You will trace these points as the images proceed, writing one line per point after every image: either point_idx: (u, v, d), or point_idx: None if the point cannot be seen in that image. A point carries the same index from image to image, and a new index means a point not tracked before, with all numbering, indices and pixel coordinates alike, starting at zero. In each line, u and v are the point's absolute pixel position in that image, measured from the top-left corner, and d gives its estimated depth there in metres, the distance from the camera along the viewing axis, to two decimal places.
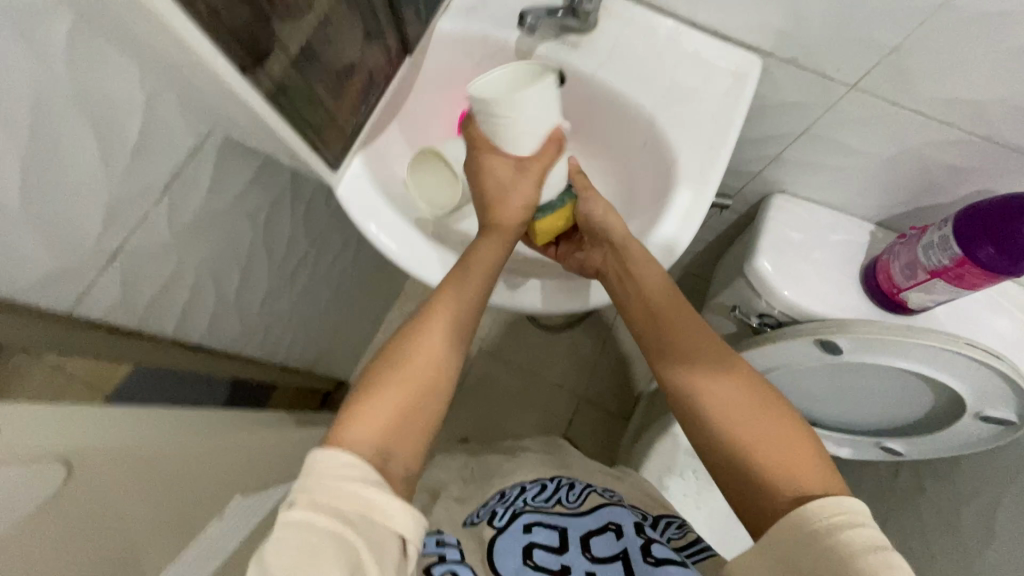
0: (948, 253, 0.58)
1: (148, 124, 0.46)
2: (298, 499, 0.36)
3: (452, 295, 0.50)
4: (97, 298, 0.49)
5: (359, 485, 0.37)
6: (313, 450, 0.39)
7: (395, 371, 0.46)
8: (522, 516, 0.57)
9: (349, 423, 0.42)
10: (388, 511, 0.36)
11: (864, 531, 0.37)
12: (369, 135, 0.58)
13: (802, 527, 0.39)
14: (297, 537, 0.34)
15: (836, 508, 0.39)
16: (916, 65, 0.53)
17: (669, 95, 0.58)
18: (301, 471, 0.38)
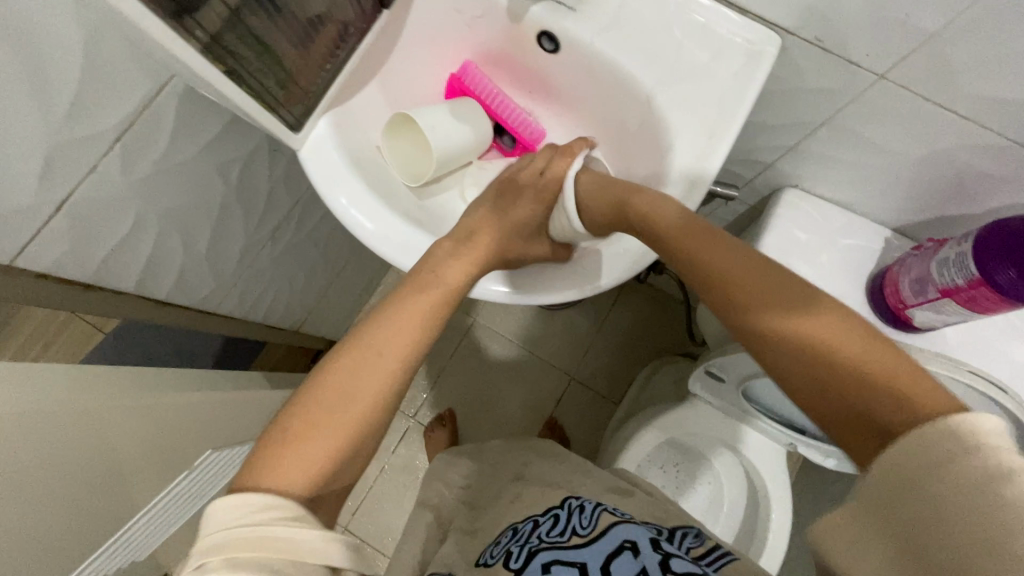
0: (963, 272, 0.52)
1: (90, 68, 0.43)
2: (209, 557, 0.32)
3: (399, 316, 0.48)
4: (42, 249, 0.48)
5: (277, 524, 0.34)
6: (216, 499, 0.35)
7: (334, 397, 0.42)
8: (538, 555, 0.52)
9: (272, 465, 0.38)
10: (316, 545, 0.34)
11: (1001, 451, 0.27)
12: (340, 94, 0.54)
13: (896, 464, 0.30)
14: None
15: (956, 427, 0.28)
16: (951, 56, 0.46)
17: (673, 71, 0.53)
18: (201, 531, 0.34)
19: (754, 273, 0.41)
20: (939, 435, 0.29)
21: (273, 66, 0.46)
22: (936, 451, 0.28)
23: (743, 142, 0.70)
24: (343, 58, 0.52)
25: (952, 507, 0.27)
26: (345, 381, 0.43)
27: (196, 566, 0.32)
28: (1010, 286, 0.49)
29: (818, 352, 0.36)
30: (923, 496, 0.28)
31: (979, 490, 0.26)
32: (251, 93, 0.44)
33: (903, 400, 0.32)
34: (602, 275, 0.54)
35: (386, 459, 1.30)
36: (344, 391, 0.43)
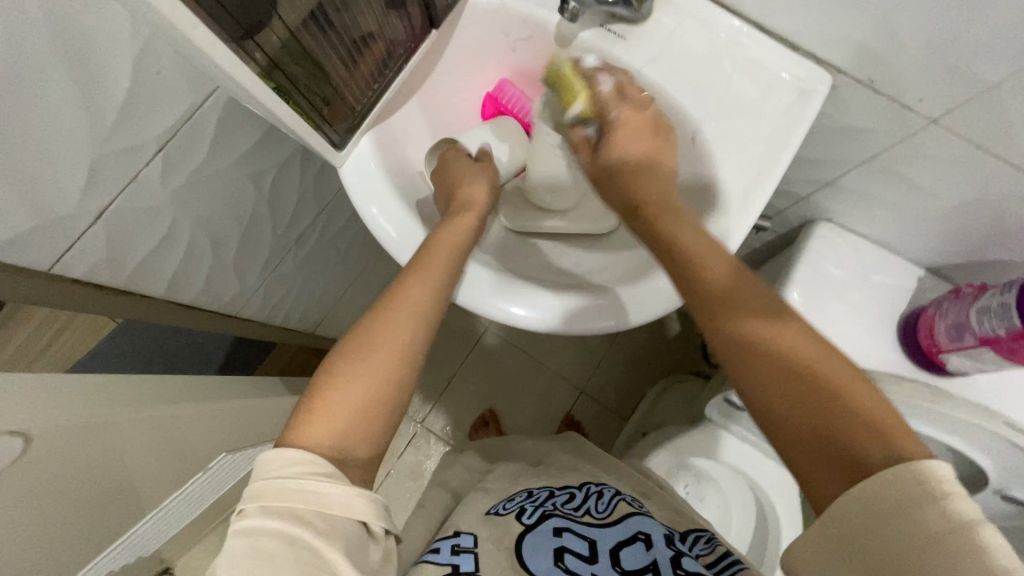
0: (1006, 323, 0.52)
1: (140, 81, 0.43)
2: (249, 506, 0.37)
3: (416, 279, 0.48)
4: (78, 256, 0.47)
5: (313, 480, 0.38)
6: (262, 454, 0.39)
7: (354, 359, 0.44)
8: (551, 518, 0.55)
9: (307, 421, 0.41)
10: (347, 502, 0.38)
11: (952, 504, 0.31)
12: (382, 112, 0.53)
13: (866, 508, 0.32)
14: (252, 543, 0.35)
15: (917, 476, 0.32)
16: (1012, 108, 0.45)
17: (721, 105, 0.52)
18: (251, 478, 0.38)
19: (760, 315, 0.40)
20: (904, 484, 0.32)
21: (322, 84, 0.46)
22: (899, 493, 0.32)
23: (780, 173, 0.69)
24: (389, 79, 0.51)
25: (918, 553, 0.30)
26: (362, 346, 0.45)
27: (241, 511, 0.37)
28: None
29: (806, 395, 0.36)
30: (888, 533, 0.32)
31: (937, 534, 0.30)
32: (300, 112, 0.44)
33: (883, 440, 0.34)
34: (621, 317, 0.51)
35: (392, 463, 1.30)
36: (361, 358, 0.44)
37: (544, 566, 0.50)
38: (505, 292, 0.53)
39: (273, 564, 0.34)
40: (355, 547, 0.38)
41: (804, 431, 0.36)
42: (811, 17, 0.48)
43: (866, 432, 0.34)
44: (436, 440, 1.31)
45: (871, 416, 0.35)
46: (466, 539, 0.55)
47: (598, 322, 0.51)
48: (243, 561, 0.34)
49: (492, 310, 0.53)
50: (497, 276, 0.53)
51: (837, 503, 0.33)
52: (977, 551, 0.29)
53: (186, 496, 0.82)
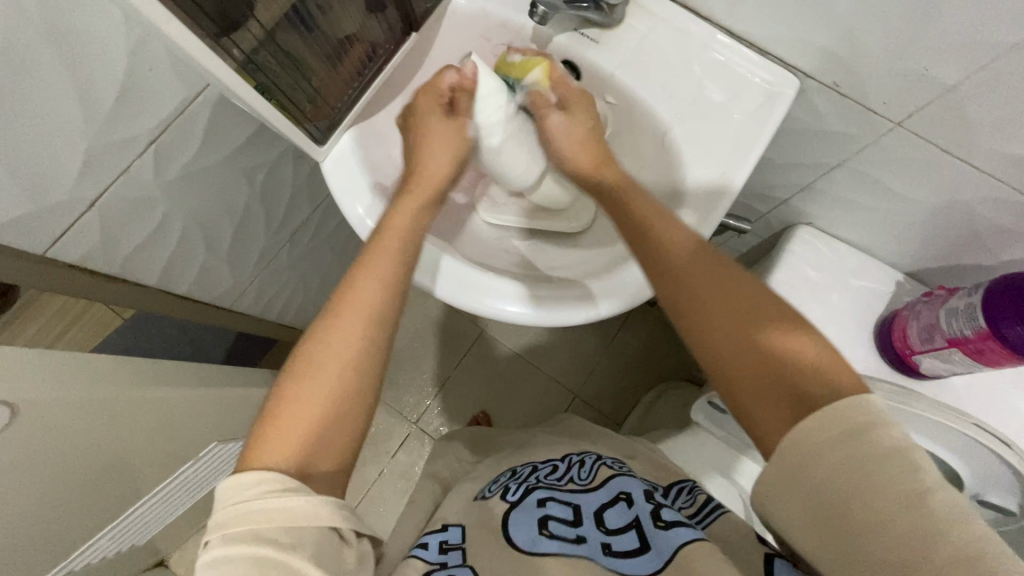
0: (971, 324, 0.53)
1: (132, 77, 0.45)
2: (212, 535, 0.34)
3: (362, 273, 0.45)
4: (73, 242, 0.50)
5: (273, 496, 0.35)
6: (221, 482, 0.37)
7: (306, 369, 0.41)
8: (535, 491, 0.54)
9: (262, 439, 0.39)
10: (310, 511, 0.35)
11: (891, 431, 0.33)
12: (364, 111, 0.56)
13: (810, 444, 0.34)
14: (212, 574, 0.32)
15: (855, 410, 0.34)
16: (971, 110, 0.46)
17: (690, 107, 0.54)
18: (212, 510, 0.36)
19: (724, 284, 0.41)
20: (839, 422, 0.34)
21: (302, 83, 0.48)
22: (846, 424, 0.33)
23: (759, 177, 0.70)
24: (368, 79, 0.54)
25: (859, 483, 0.32)
26: (314, 355, 0.42)
27: (206, 543, 0.34)
28: (1018, 342, 0.50)
29: (758, 353, 0.38)
30: (833, 470, 0.33)
31: (878, 461, 0.32)
32: (279, 107, 0.46)
33: (836, 381, 0.36)
34: (595, 304, 0.53)
35: (385, 463, 1.31)
36: (315, 368, 0.41)
37: (528, 538, 0.48)
38: (484, 286, 0.55)
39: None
40: (331, 554, 0.35)
41: (758, 374, 0.38)
42: (776, 23, 0.50)
43: (816, 377, 0.36)
44: (429, 441, 1.32)
45: (828, 361, 0.37)
46: (454, 534, 0.53)
47: (579, 308, 0.53)
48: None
49: (478, 304, 0.55)
50: (473, 272, 0.55)
51: (789, 437, 0.35)
52: (915, 472, 0.31)
53: (179, 486, 0.84)
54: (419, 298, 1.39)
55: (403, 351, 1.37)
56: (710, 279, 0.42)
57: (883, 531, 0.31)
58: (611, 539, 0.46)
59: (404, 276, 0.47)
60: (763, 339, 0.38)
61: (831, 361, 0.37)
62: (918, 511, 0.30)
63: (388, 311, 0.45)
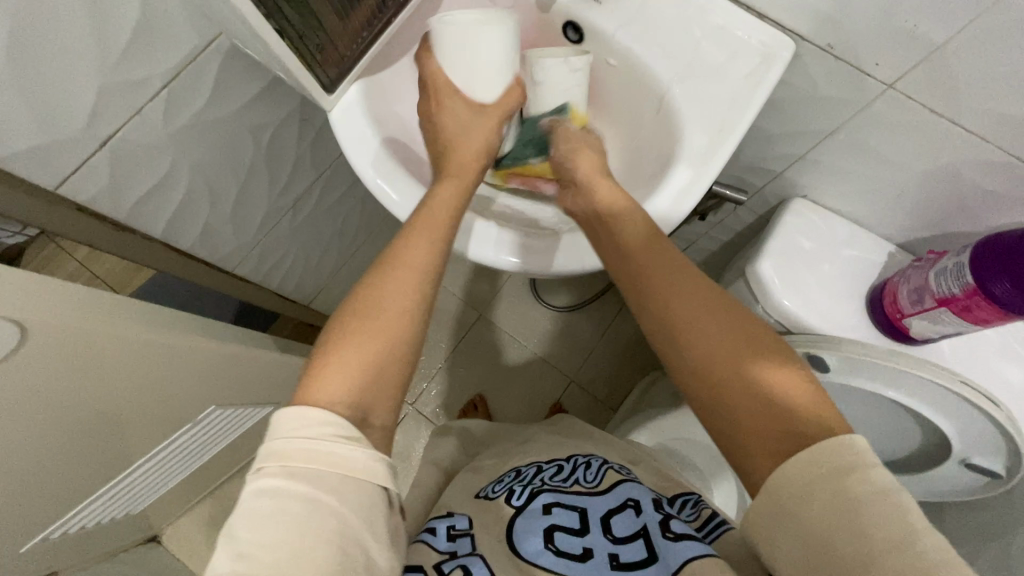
0: (960, 282, 0.54)
1: (145, 18, 0.47)
2: (267, 463, 0.35)
3: (418, 232, 0.47)
4: (84, 179, 0.52)
5: (335, 441, 0.35)
6: (277, 411, 0.37)
7: (350, 325, 0.42)
8: (541, 495, 0.52)
9: (319, 379, 0.39)
10: (368, 466, 0.36)
11: (874, 472, 0.33)
12: (370, 66, 0.58)
13: (797, 480, 0.35)
14: (273, 506, 0.33)
15: (836, 448, 0.34)
16: (959, 69, 0.48)
17: (688, 68, 0.55)
18: (269, 439, 0.36)
19: (710, 312, 0.42)
20: (819, 458, 0.34)
21: (316, 27, 0.50)
22: (836, 461, 0.34)
23: (755, 148, 0.72)
24: (378, 30, 0.55)
25: (843, 523, 0.32)
26: (358, 314, 0.42)
27: (258, 468, 0.35)
28: (1006, 299, 0.51)
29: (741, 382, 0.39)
30: (824, 505, 0.33)
31: (863, 503, 0.32)
32: (292, 47, 0.48)
33: (820, 418, 0.37)
34: (583, 258, 0.56)
35: None
36: (362, 325, 0.41)
37: (534, 551, 0.47)
38: (493, 236, 0.57)
39: (293, 530, 0.32)
40: (380, 514, 0.35)
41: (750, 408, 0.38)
42: None
43: (796, 409, 0.37)
44: (425, 422, 1.32)
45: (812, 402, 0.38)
46: (461, 520, 0.52)
47: (560, 259, 0.56)
48: (265, 526, 0.32)
49: (486, 255, 0.56)
50: (486, 225, 0.57)
51: (780, 476, 0.35)
52: (900, 514, 0.31)
53: (174, 449, 0.84)
54: None
55: None
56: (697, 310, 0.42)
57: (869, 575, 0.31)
58: (618, 550, 0.46)
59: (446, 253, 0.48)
60: (750, 373, 0.39)
61: (813, 397, 0.38)
62: (899, 554, 0.30)
63: (434, 274, 0.46)
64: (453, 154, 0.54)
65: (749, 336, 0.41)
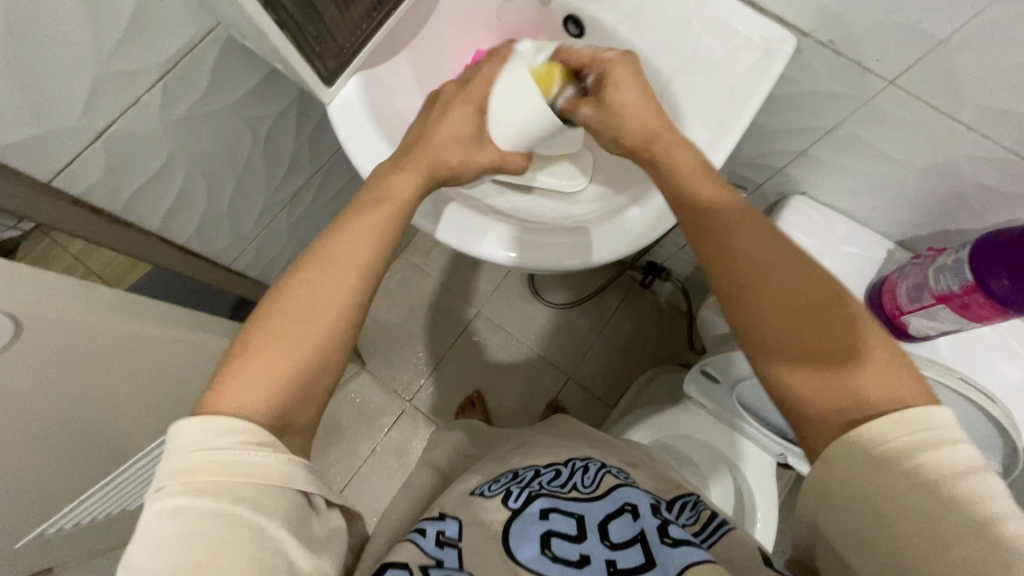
0: (959, 278, 0.54)
1: (140, 8, 0.46)
2: (170, 481, 0.33)
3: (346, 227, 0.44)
4: (79, 172, 0.51)
5: (242, 450, 0.34)
6: (177, 422, 0.35)
7: (265, 332, 0.39)
8: (537, 499, 0.52)
9: (229, 390, 0.36)
10: (280, 470, 0.34)
11: (951, 451, 0.32)
12: (369, 60, 0.57)
13: (869, 456, 0.34)
14: (176, 526, 0.31)
15: (911, 423, 0.34)
16: (962, 65, 0.48)
17: (689, 62, 0.55)
18: (165, 455, 0.34)
19: (790, 270, 0.40)
20: (892, 434, 0.34)
21: (315, 18, 0.49)
22: (908, 441, 0.33)
23: (756, 143, 0.71)
24: (378, 21, 0.54)
25: (927, 504, 0.32)
26: (274, 319, 0.39)
27: (160, 488, 0.33)
28: (1004, 295, 0.51)
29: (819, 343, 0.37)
30: (895, 484, 0.33)
31: (939, 485, 0.32)
32: (289, 38, 0.47)
33: (896, 388, 0.35)
34: (570, 257, 0.55)
35: (378, 440, 1.31)
36: (278, 333, 0.39)
37: (531, 554, 0.46)
38: (472, 225, 0.56)
39: (203, 547, 0.31)
40: (296, 517, 0.35)
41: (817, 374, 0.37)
42: None
43: (872, 376, 0.36)
44: (422, 419, 1.32)
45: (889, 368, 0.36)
46: (451, 525, 0.52)
47: (539, 254, 0.55)
48: (173, 546, 0.31)
49: (463, 244, 0.56)
50: (463, 209, 0.57)
51: (847, 448, 0.35)
52: (979, 497, 0.31)
53: (170, 446, 0.84)
54: (416, 276, 1.40)
55: (398, 329, 1.38)
56: (777, 269, 0.40)
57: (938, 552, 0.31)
58: (615, 556, 0.45)
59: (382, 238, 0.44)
60: (823, 333, 0.37)
61: (892, 365, 0.36)
62: (980, 538, 0.30)
63: (371, 267, 0.43)
64: (424, 145, 0.51)
65: (824, 296, 0.39)
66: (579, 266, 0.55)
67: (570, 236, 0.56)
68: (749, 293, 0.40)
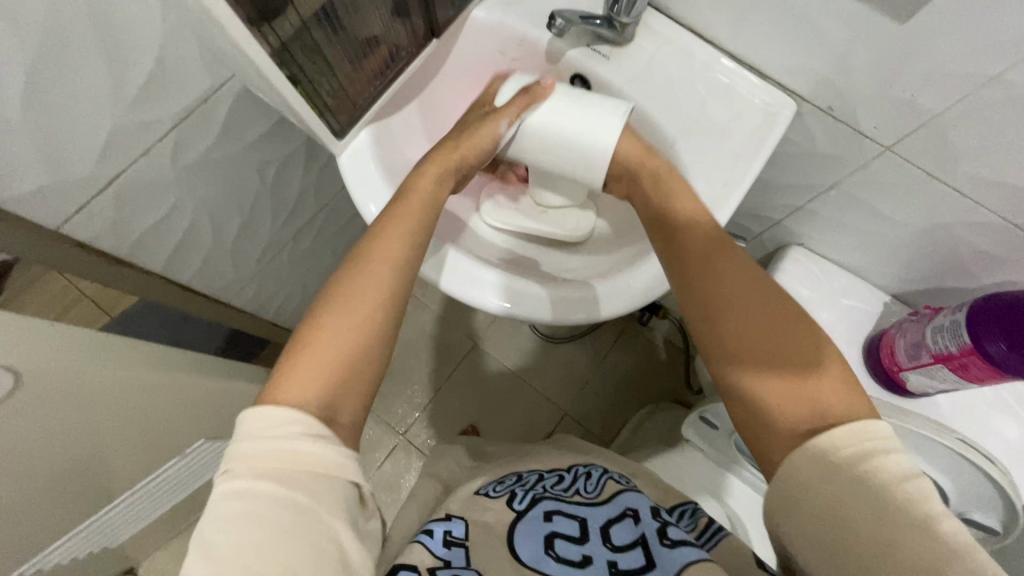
0: (956, 340, 0.55)
1: (159, 66, 0.47)
2: (236, 464, 0.34)
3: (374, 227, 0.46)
4: (86, 218, 0.51)
5: (303, 440, 0.35)
6: (243, 413, 0.36)
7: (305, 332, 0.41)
8: (542, 502, 0.51)
9: (285, 386, 0.38)
10: (338, 462, 0.36)
11: (896, 459, 0.35)
12: (379, 114, 0.59)
13: (813, 467, 0.36)
14: (242, 509, 0.32)
15: (864, 434, 0.36)
16: (957, 138, 0.49)
17: (694, 124, 0.56)
18: (233, 438, 0.35)
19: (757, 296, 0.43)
20: (848, 443, 0.36)
21: (329, 77, 0.51)
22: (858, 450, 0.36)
23: (755, 197, 0.73)
24: (389, 78, 0.57)
25: (864, 514, 0.34)
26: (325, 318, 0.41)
27: (227, 471, 0.34)
28: (1000, 359, 0.52)
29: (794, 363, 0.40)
30: (855, 489, 0.35)
31: (888, 489, 0.34)
32: (305, 97, 0.49)
33: (851, 403, 0.38)
34: (598, 308, 0.55)
35: (370, 474, 1.28)
36: (326, 333, 0.40)
37: (533, 556, 0.45)
38: (474, 272, 0.56)
39: (266, 532, 0.32)
40: (351, 510, 0.36)
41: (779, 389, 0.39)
42: (774, 48, 0.53)
43: (851, 390, 0.39)
44: (416, 453, 1.30)
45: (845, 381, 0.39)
46: (458, 525, 0.50)
47: (570, 308, 0.55)
48: (238, 529, 0.32)
49: (464, 292, 0.56)
50: (451, 252, 0.57)
51: (799, 458, 0.37)
52: (921, 501, 0.33)
53: (157, 485, 0.83)
54: (414, 308, 1.40)
55: (395, 361, 1.37)
56: (749, 301, 0.43)
57: (886, 556, 0.33)
58: (617, 557, 0.44)
59: (416, 252, 0.46)
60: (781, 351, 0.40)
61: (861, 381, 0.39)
62: (919, 537, 0.32)
63: (404, 281, 0.45)
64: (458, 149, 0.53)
65: (790, 316, 0.42)
66: (607, 317, 0.56)
67: (595, 288, 0.56)
68: (721, 309, 0.43)
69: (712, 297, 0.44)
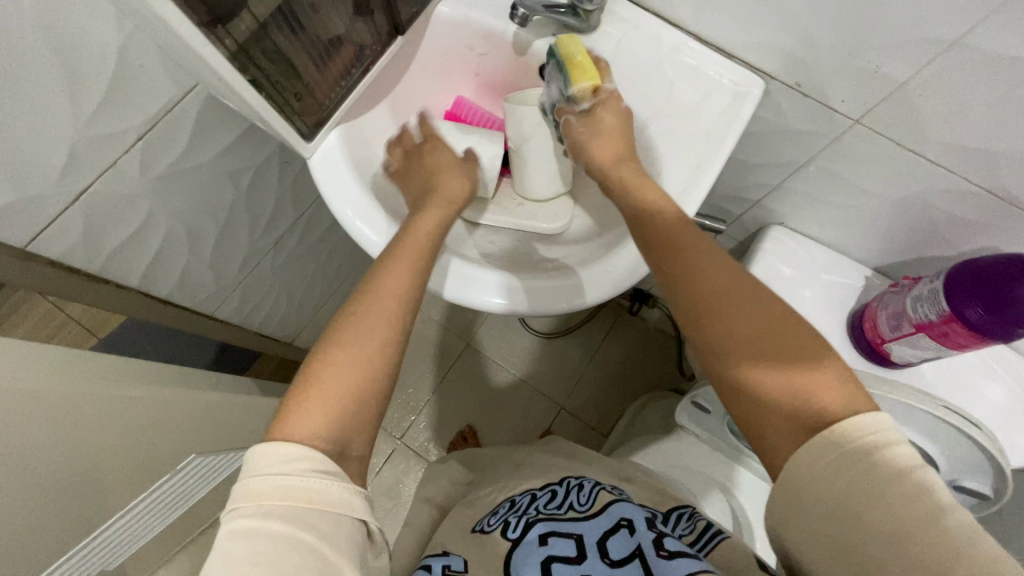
0: (936, 308, 0.55)
1: (119, 76, 0.47)
2: (243, 502, 0.34)
3: (382, 265, 0.47)
4: (56, 234, 0.51)
5: (313, 476, 0.35)
6: (253, 447, 0.36)
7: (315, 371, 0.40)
8: (535, 526, 0.51)
9: (289, 419, 0.38)
10: (346, 500, 0.35)
11: (895, 450, 0.34)
12: (348, 115, 0.58)
13: (812, 466, 0.35)
14: (249, 547, 0.32)
15: (859, 429, 0.35)
16: (924, 104, 0.50)
17: (663, 107, 0.57)
18: (240, 476, 0.35)
19: (737, 293, 0.42)
20: (847, 438, 0.35)
21: (293, 79, 0.51)
22: (854, 446, 0.35)
23: (733, 178, 0.73)
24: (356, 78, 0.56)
25: (871, 512, 0.33)
26: (339, 344, 0.41)
27: (233, 509, 0.34)
28: (980, 324, 0.53)
29: (772, 359, 0.39)
30: (859, 487, 0.34)
31: (889, 482, 0.33)
32: (271, 102, 0.48)
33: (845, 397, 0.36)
34: (581, 294, 0.55)
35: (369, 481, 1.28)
36: (335, 369, 0.40)
37: None
38: (478, 279, 0.56)
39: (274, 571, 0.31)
40: (360, 552, 0.35)
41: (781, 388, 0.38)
42: (738, 27, 0.53)
43: (828, 389, 0.37)
44: (414, 457, 1.29)
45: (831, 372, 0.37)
46: (456, 560, 0.51)
47: (553, 299, 0.55)
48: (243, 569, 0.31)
49: (472, 299, 0.56)
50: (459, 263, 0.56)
51: (800, 461, 0.36)
52: (924, 490, 0.33)
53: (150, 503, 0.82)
54: None
55: None
56: (717, 289, 0.42)
57: (896, 552, 0.32)
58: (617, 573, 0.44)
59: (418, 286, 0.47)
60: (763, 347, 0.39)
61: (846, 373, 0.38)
62: (927, 530, 0.31)
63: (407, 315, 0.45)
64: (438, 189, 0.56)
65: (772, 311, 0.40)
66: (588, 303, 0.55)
67: (574, 276, 0.56)
68: (703, 307, 0.42)
69: (695, 297, 0.43)
